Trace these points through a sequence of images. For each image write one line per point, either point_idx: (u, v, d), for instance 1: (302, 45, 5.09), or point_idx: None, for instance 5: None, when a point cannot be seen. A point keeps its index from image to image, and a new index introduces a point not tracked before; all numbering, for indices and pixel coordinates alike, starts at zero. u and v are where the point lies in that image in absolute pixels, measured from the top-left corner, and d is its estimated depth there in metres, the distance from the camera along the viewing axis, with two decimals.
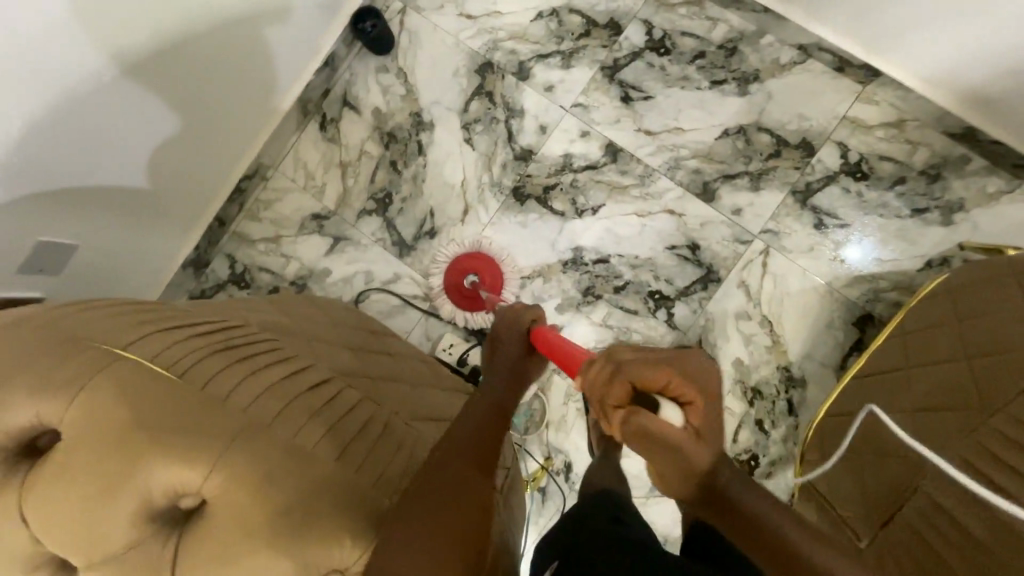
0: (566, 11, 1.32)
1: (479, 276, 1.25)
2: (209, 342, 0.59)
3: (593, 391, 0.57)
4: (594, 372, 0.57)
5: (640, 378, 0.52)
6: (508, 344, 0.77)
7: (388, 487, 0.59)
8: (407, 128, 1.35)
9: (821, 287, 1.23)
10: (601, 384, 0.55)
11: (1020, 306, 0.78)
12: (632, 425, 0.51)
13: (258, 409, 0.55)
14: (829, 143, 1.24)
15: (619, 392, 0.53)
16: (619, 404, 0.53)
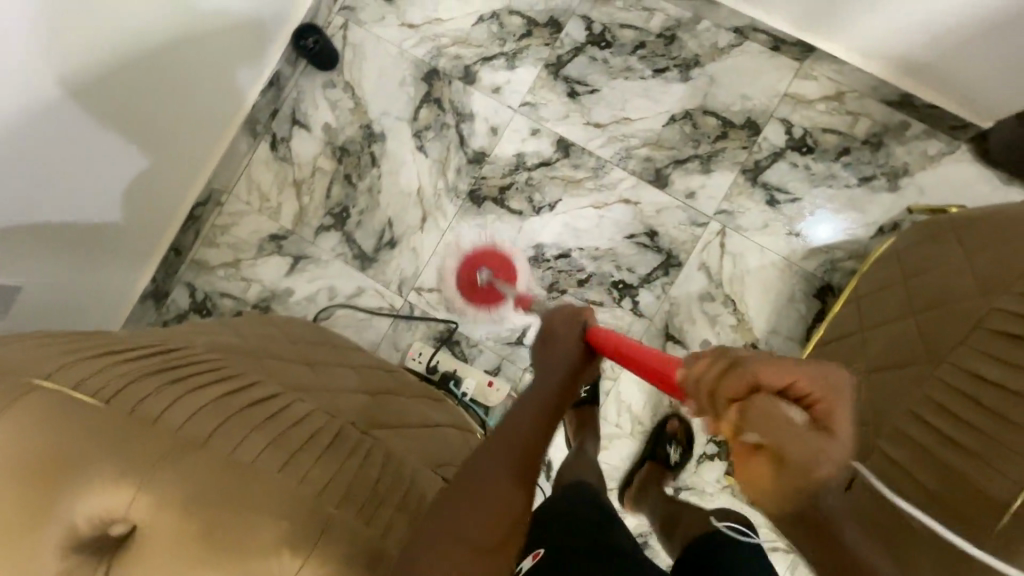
0: (506, 13, 1.33)
1: (493, 270, 1.22)
2: (140, 364, 0.58)
3: (698, 383, 0.46)
4: (700, 364, 0.46)
5: (768, 371, 0.41)
6: (565, 341, 0.69)
7: (334, 495, 0.58)
8: (358, 141, 1.35)
9: (779, 261, 1.24)
10: (712, 374, 0.44)
11: (959, 259, 0.80)
12: (757, 419, 0.40)
13: (195, 424, 0.55)
14: (774, 120, 1.26)
15: (737, 383, 0.42)
16: (734, 397, 0.42)
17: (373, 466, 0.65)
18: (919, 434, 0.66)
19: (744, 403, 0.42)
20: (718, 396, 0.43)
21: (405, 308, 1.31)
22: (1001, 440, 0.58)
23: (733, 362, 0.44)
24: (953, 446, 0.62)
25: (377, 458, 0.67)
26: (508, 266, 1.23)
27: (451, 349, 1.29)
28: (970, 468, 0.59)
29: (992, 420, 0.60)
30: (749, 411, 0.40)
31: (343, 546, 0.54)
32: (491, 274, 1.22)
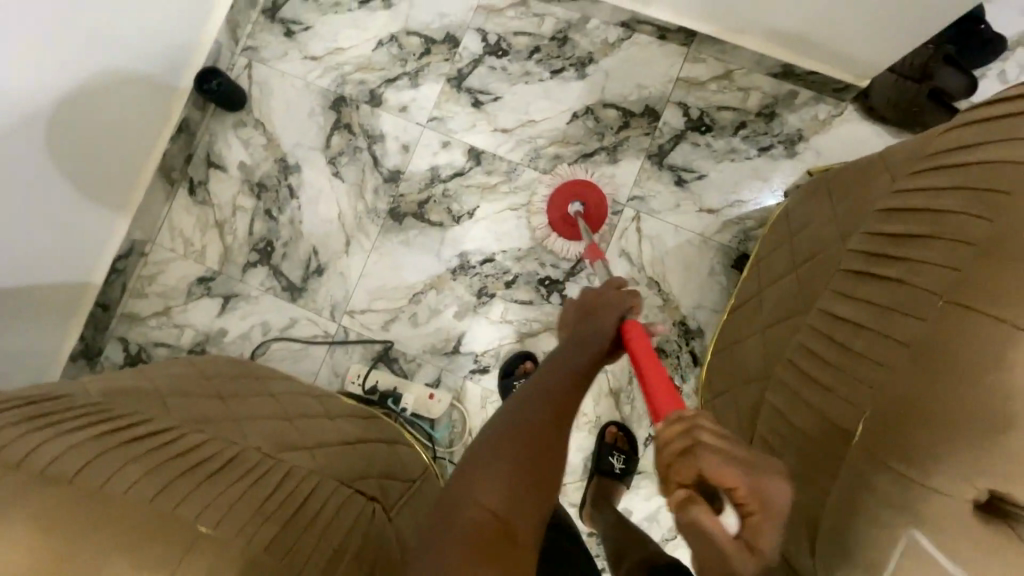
0: (403, 35, 1.37)
1: (584, 203, 1.23)
2: (13, 415, 0.62)
3: (660, 453, 0.55)
4: (671, 435, 0.54)
5: (713, 473, 0.50)
6: (605, 318, 0.83)
7: (213, 514, 0.61)
8: (275, 175, 1.36)
9: (695, 238, 1.28)
10: (673, 453, 0.53)
11: (828, 211, 0.83)
12: (688, 515, 0.50)
13: (60, 465, 0.58)
14: (671, 105, 1.31)
15: (686, 472, 0.52)
16: (682, 484, 0.52)
17: (263, 487, 0.67)
18: (797, 383, 0.67)
19: (689, 490, 0.51)
20: (669, 475, 0.53)
21: (340, 332, 1.32)
22: (848, 371, 0.59)
23: (690, 447, 0.52)
24: (814, 385, 0.63)
25: (267, 479, 0.69)
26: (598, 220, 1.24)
27: (389, 366, 1.30)
28: (825, 405, 0.61)
29: (840, 351, 0.61)
30: (688, 501, 0.51)
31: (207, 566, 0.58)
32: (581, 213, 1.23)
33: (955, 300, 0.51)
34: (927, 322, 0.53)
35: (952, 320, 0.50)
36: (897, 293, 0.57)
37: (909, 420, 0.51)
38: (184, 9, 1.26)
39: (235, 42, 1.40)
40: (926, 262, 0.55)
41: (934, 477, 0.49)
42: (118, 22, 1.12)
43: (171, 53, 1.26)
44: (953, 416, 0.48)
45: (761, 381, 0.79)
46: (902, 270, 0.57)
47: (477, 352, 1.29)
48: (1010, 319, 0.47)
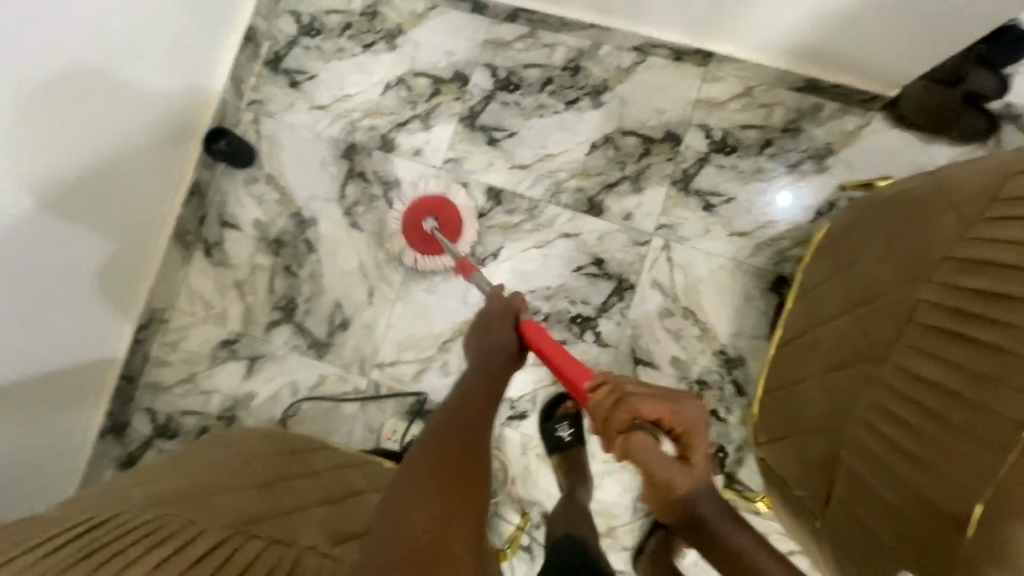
0: (411, 76, 1.34)
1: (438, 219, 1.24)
2: (70, 552, 0.62)
3: (597, 417, 0.69)
4: (602, 396, 0.69)
5: (640, 408, 0.64)
6: (501, 332, 0.87)
7: None
8: (291, 231, 1.33)
9: (728, 263, 1.24)
10: (607, 408, 0.67)
11: (881, 241, 0.80)
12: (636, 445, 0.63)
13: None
14: (692, 127, 1.27)
15: (623, 416, 0.65)
16: (620, 428, 0.66)
17: None
18: (883, 450, 0.65)
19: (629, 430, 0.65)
20: (608, 427, 0.67)
21: (371, 387, 1.28)
22: (951, 449, 0.58)
23: (619, 400, 0.67)
24: (910, 461, 0.62)
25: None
26: (454, 221, 1.25)
27: (425, 420, 1.26)
28: (926, 485, 0.60)
29: (936, 424, 0.60)
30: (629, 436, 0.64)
31: None
32: (437, 224, 1.23)
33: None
34: (1016, 393, 0.54)
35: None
36: (987, 359, 0.57)
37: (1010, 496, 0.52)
38: (189, 69, 1.23)
39: (240, 97, 1.37)
40: (1022, 328, 0.55)
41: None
42: (129, 95, 1.10)
43: (175, 116, 1.23)
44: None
45: (825, 430, 0.76)
46: (998, 334, 0.57)
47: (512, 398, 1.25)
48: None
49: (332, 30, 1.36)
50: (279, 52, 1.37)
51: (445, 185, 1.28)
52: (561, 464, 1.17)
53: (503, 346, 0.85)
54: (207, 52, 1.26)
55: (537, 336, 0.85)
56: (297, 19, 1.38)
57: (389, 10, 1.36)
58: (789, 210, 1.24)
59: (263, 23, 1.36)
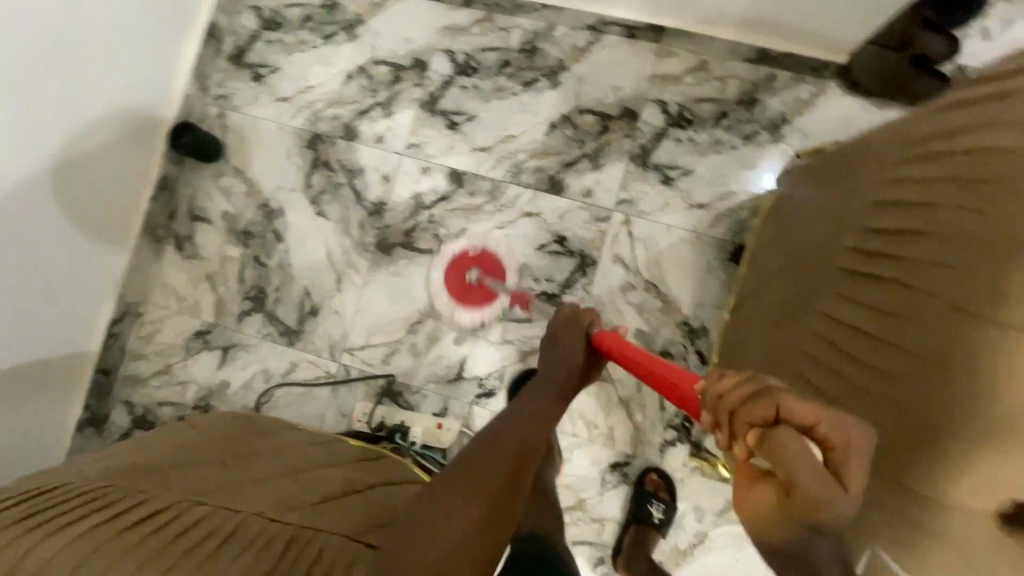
0: (371, 65, 1.36)
1: (481, 268, 1.27)
2: (35, 516, 0.68)
3: (720, 400, 0.52)
4: (726, 383, 0.52)
5: (791, 408, 0.46)
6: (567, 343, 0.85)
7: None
8: (259, 221, 1.35)
9: (689, 235, 1.25)
10: (738, 396, 0.50)
11: (817, 197, 0.80)
12: (778, 446, 0.46)
13: (72, 563, 0.65)
14: (648, 103, 1.28)
15: (761, 410, 0.48)
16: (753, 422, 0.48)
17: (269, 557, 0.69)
18: (806, 392, 0.66)
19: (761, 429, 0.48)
20: (736, 419, 0.49)
21: (342, 371, 1.31)
22: (862, 386, 0.60)
23: (761, 390, 0.49)
24: (825, 399, 0.63)
25: (270, 550, 0.70)
26: (496, 263, 1.28)
27: (395, 401, 1.28)
28: (840, 421, 0.61)
29: (850, 363, 0.62)
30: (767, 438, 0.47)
31: None
32: (480, 271, 1.27)
33: (970, 309, 0.52)
34: (945, 335, 0.53)
35: (987, 330, 0.51)
36: (909, 302, 0.57)
37: (934, 434, 0.53)
38: (151, 66, 1.26)
39: (205, 92, 1.39)
40: (919, 264, 0.57)
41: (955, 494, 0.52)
42: (90, 96, 1.13)
43: (140, 112, 1.26)
44: (985, 430, 0.51)
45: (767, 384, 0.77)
46: (904, 273, 0.58)
47: (480, 376, 1.27)
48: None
49: (292, 22, 1.38)
50: (242, 46, 1.39)
51: (484, 234, 1.30)
52: None
53: (569, 368, 0.84)
54: (168, 50, 1.29)
55: (614, 345, 0.78)
56: (258, 13, 1.40)
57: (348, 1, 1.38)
58: (746, 181, 1.25)
59: (225, 19, 1.38)
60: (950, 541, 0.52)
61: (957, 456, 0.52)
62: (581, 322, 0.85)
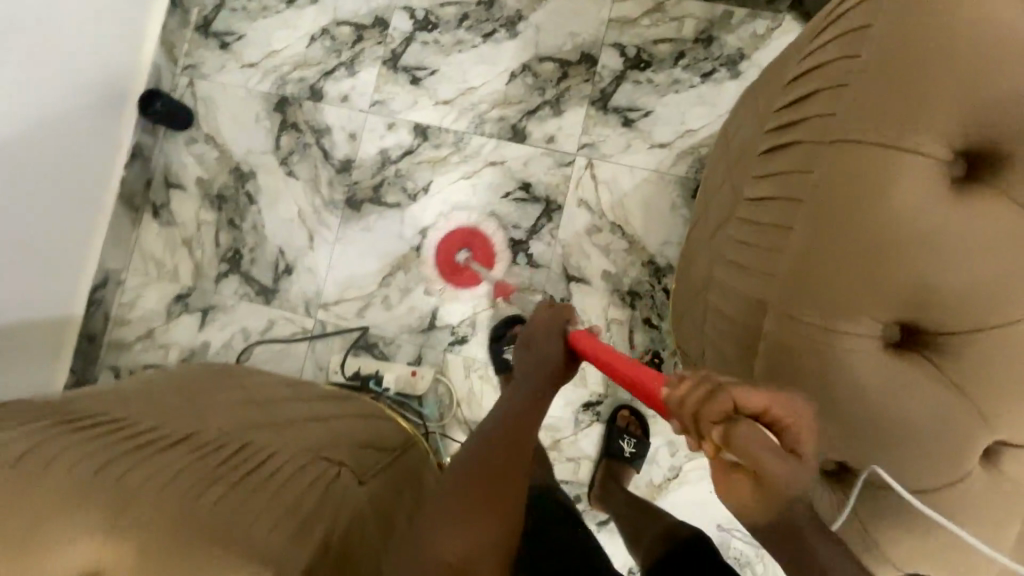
0: (334, 26, 1.38)
1: (471, 250, 1.30)
2: None
3: (680, 408, 0.44)
4: (684, 388, 0.44)
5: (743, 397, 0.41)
6: (544, 344, 0.76)
7: (196, 486, 0.65)
8: (232, 185, 1.38)
9: (652, 175, 1.27)
10: (696, 398, 0.42)
11: (749, 103, 0.81)
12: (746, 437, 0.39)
13: (34, 453, 0.62)
14: (606, 47, 1.30)
15: (724, 405, 0.41)
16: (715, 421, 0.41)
17: (241, 463, 0.71)
18: (724, 276, 0.65)
19: (729, 426, 0.40)
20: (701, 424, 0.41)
21: (318, 326, 1.34)
22: (762, 249, 0.59)
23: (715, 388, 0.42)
24: (738, 274, 0.62)
25: (219, 452, 0.71)
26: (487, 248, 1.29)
27: (370, 352, 1.31)
28: (752, 289, 0.59)
29: (754, 232, 0.61)
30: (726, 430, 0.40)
31: (203, 534, 0.61)
32: (471, 253, 1.30)
33: (851, 139, 0.53)
34: (835, 170, 0.53)
35: (870, 155, 0.52)
36: (801, 153, 0.57)
37: (824, 268, 0.53)
38: (120, 34, 1.28)
39: (174, 62, 1.42)
40: (810, 119, 0.58)
41: (846, 324, 0.53)
42: (65, 57, 1.16)
43: (111, 79, 1.28)
44: (870, 252, 0.52)
45: (701, 292, 0.77)
46: (798, 131, 0.58)
47: (452, 324, 1.30)
48: (911, 149, 0.51)
49: None
50: (208, 16, 1.42)
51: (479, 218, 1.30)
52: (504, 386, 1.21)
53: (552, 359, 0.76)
54: (136, 18, 1.31)
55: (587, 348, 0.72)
56: None
57: None
58: (706, 118, 1.26)
59: None
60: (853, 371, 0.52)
61: (850, 284, 0.52)
62: (552, 317, 0.79)
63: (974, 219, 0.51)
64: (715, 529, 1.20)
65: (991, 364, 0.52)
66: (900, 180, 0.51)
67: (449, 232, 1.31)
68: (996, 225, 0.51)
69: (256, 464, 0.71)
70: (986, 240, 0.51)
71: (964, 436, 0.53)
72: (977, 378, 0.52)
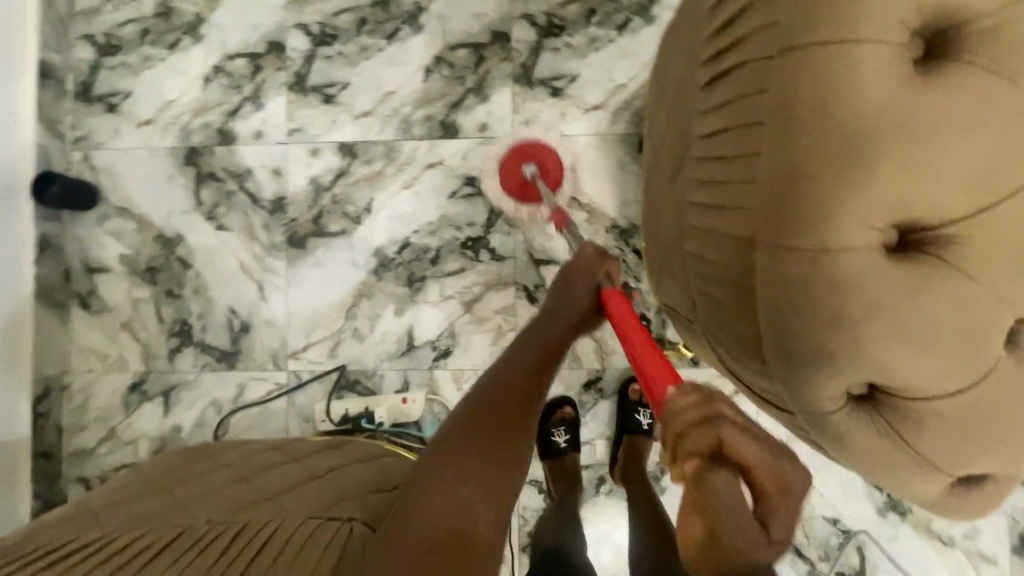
0: (227, 62, 1.28)
1: (540, 166, 1.15)
2: None
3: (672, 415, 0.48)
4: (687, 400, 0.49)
5: (737, 450, 0.45)
6: (576, 287, 0.86)
7: None
8: (161, 254, 1.28)
9: (594, 140, 1.23)
10: (689, 417, 0.47)
11: (672, 39, 0.78)
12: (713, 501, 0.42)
13: None
14: (515, 21, 1.25)
15: (701, 441, 0.45)
16: (695, 452, 0.45)
17: (235, 561, 0.65)
18: (698, 222, 0.62)
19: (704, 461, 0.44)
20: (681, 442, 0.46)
21: (292, 378, 1.25)
22: (736, 182, 0.55)
23: (713, 416, 0.46)
24: (714, 215, 0.59)
25: (215, 545, 0.67)
26: (557, 171, 1.17)
27: (354, 391, 1.24)
28: (734, 225, 0.56)
29: (721, 168, 0.57)
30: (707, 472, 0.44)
31: None
32: (538, 170, 1.15)
33: (802, 44, 0.49)
34: (788, 83, 0.50)
35: (825, 54, 0.48)
36: (751, 74, 0.54)
37: (805, 184, 0.49)
38: None
39: (62, 139, 1.29)
40: (750, 38, 0.54)
41: (838, 238, 0.49)
42: None
43: None
44: (846, 158, 0.48)
45: (674, 244, 0.74)
46: (739, 55, 0.55)
47: (432, 339, 1.24)
48: (860, 40, 0.48)
49: (131, 41, 1.29)
50: (86, 80, 1.30)
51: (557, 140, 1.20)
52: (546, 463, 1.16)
53: (582, 307, 0.86)
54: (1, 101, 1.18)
55: (620, 310, 0.78)
56: (92, 41, 1.30)
57: (182, 2, 1.29)
58: (632, 70, 1.23)
59: (58, 56, 1.28)
60: (853, 285, 0.49)
61: (832, 196, 0.49)
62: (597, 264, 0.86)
63: (953, 94, 0.47)
64: None
65: (993, 242, 0.47)
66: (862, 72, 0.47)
67: (520, 143, 1.18)
68: (978, 95, 0.46)
69: (252, 557, 0.65)
70: (973, 114, 0.46)
71: (991, 326, 0.48)
72: (991, 264, 0.47)
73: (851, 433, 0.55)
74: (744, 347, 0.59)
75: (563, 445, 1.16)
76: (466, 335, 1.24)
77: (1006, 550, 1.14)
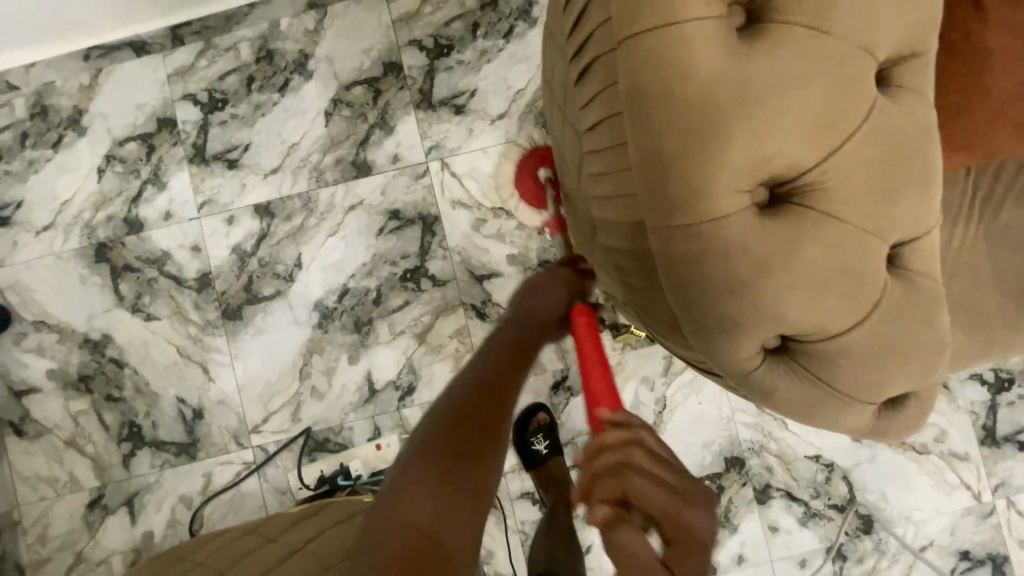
0: (117, 148, 1.23)
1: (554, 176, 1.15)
2: None
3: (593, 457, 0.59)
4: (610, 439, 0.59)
5: (640, 497, 0.56)
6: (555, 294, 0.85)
7: None
8: (91, 359, 1.21)
9: (506, 147, 1.24)
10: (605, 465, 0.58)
11: (546, 41, 0.79)
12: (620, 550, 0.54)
13: None
14: (403, 49, 1.25)
15: (607, 490, 0.57)
16: (607, 498, 0.56)
17: None
18: (600, 214, 0.63)
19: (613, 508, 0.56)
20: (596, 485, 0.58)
21: (259, 453, 1.21)
22: (618, 170, 0.57)
23: (624, 466, 0.57)
24: (609, 205, 0.60)
25: None
26: None
27: (325, 450, 1.21)
28: (628, 211, 0.57)
29: (603, 159, 0.58)
30: (615, 521, 0.55)
31: None
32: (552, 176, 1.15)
33: (638, 32, 0.51)
34: (634, 67, 0.51)
35: (659, 40, 0.50)
36: (605, 67, 0.55)
37: (674, 161, 0.51)
38: None
39: None
40: (597, 32, 0.56)
41: (715, 208, 0.51)
42: None
43: None
44: (703, 130, 0.50)
45: (593, 241, 0.76)
46: (592, 50, 0.57)
47: (393, 379, 1.22)
48: (686, 19, 0.50)
49: (10, 148, 1.23)
50: None
51: None
52: (534, 475, 1.16)
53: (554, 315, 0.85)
54: None
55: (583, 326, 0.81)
56: None
57: (57, 97, 1.23)
58: (527, 73, 1.25)
59: None
60: (738, 248, 0.51)
61: (700, 168, 0.50)
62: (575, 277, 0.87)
63: (782, 52, 0.49)
64: (720, 432, 1.22)
65: (847, 182, 0.51)
66: (693, 49, 0.49)
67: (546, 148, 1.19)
68: (801, 51, 0.49)
69: None
70: (801, 68, 0.49)
71: (867, 256, 0.52)
72: (850, 203, 0.51)
73: (776, 386, 0.58)
74: (668, 324, 0.61)
75: (544, 451, 1.17)
76: (426, 367, 1.22)
77: (975, 445, 1.21)
